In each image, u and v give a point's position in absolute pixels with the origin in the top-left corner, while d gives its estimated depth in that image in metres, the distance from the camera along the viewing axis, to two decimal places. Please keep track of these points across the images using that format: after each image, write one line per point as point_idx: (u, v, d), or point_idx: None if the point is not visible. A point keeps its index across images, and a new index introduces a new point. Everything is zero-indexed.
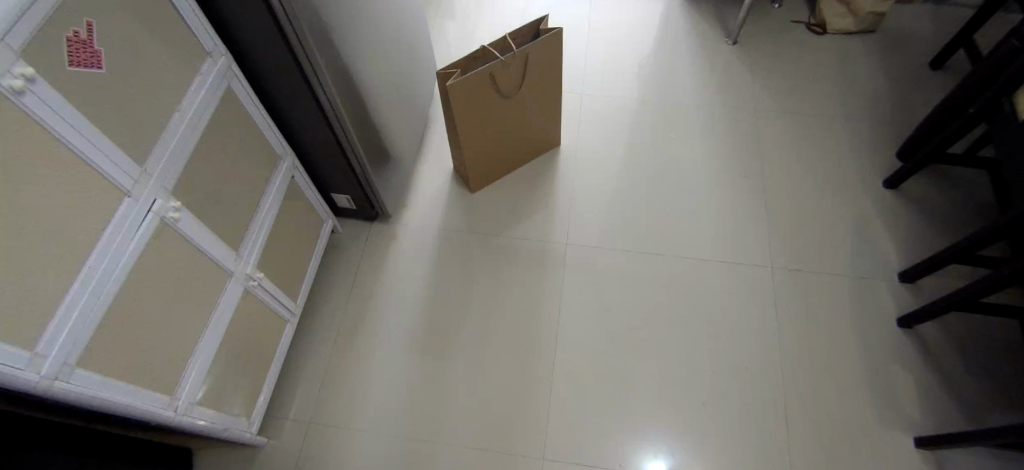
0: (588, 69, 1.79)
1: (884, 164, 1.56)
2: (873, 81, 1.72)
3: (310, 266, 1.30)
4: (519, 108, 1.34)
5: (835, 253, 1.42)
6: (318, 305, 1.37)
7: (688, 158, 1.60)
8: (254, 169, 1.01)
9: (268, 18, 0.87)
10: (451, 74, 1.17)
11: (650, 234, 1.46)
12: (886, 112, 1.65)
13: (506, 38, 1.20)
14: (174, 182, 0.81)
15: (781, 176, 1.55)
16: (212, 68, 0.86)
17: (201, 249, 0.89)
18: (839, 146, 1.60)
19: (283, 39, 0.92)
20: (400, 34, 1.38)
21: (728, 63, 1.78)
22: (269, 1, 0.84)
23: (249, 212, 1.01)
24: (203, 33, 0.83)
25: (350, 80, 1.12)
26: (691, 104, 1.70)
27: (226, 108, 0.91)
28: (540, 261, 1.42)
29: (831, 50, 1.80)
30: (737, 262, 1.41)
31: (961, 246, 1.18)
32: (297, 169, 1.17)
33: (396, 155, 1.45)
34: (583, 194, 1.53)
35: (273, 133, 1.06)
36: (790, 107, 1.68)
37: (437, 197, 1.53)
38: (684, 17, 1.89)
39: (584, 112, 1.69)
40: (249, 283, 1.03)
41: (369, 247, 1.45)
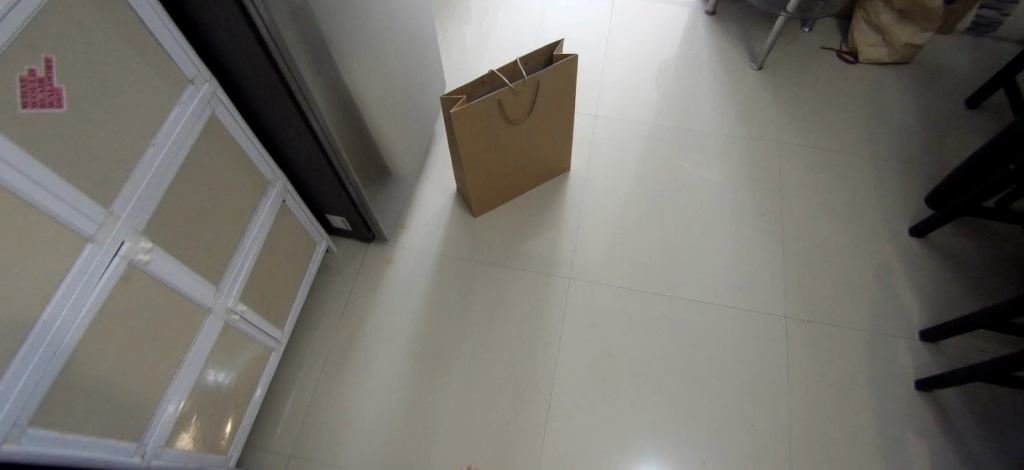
0: (603, 89, 1.71)
1: (911, 210, 1.47)
2: (904, 117, 1.62)
3: (299, 291, 1.25)
4: (528, 135, 1.27)
5: (853, 305, 1.34)
6: (307, 329, 1.31)
7: (705, 191, 1.52)
8: (239, 198, 0.95)
9: (255, 42, 0.81)
10: (457, 100, 1.10)
11: (659, 271, 1.39)
12: (917, 152, 1.55)
13: (516, 64, 1.12)
14: (145, 222, 0.75)
15: (800, 216, 1.47)
16: (194, 96, 0.79)
17: (175, 288, 0.83)
18: (863, 187, 1.51)
19: (272, 63, 0.85)
20: (405, 48, 1.30)
21: (751, 90, 1.69)
22: (254, 23, 0.77)
23: (232, 243, 0.95)
24: (186, 59, 0.77)
25: (346, 102, 1.06)
26: (710, 132, 1.62)
27: (210, 136, 0.85)
28: (541, 295, 1.35)
29: (862, 80, 1.70)
30: (749, 308, 1.34)
31: (992, 313, 1.10)
32: (287, 192, 1.11)
33: (395, 174, 1.38)
34: (591, 224, 1.45)
35: (263, 158, 1.00)
36: (815, 141, 1.59)
37: (436, 219, 1.46)
38: (708, 37, 1.80)
39: (596, 134, 1.61)
40: (229, 317, 0.98)
41: (364, 270, 1.38)
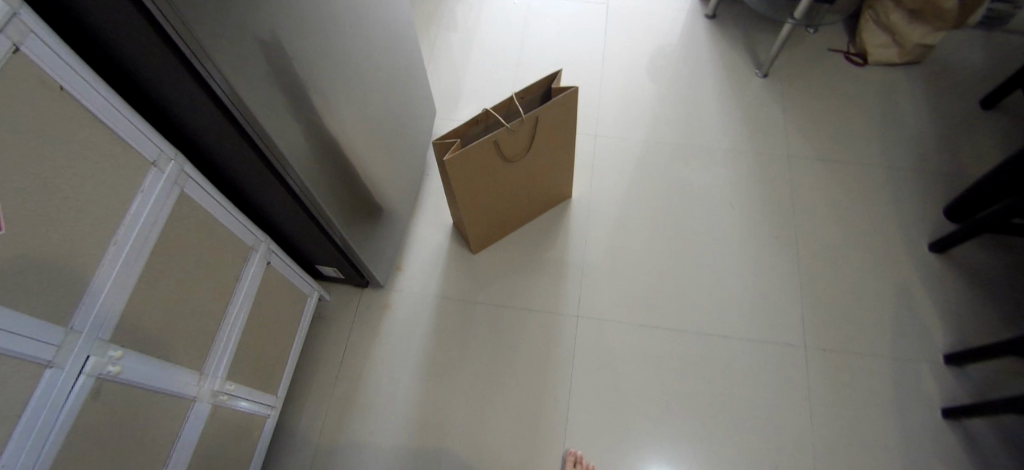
0: (602, 105, 1.63)
1: (929, 225, 1.41)
2: (918, 123, 1.55)
3: (292, 350, 1.18)
4: (527, 170, 1.18)
5: (874, 330, 1.28)
6: (304, 385, 1.24)
7: (714, 213, 1.45)
8: (219, 274, 0.86)
9: (219, 112, 0.71)
10: (450, 144, 1.02)
11: (671, 304, 1.32)
12: (933, 161, 1.49)
13: (512, 100, 1.04)
14: (112, 329, 0.67)
15: (814, 235, 1.41)
16: (158, 179, 0.70)
17: (154, 387, 0.75)
18: (878, 201, 1.45)
19: (240, 131, 0.76)
20: (389, 83, 1.23)
21: (758, 99, 1.62)
22: (216, 93, 0.68)
23: (215, 323, 0.87)
24: (145, 140, 0.67)
25: (323, 153, 0.97)
26: (716, 147, 1.55)
27: (181, 217, 0.76)
28: (549, 335, 1.28)
29: (871, 84, 1.62)
30: (766, 339, 1.28)
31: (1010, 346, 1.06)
32: (272, 253, 1.02)
33: (386, 215, 1.31)
34: (596, 256, 1.38)
35: (241, 224, 0.91)
36: (826, 153, 1.53)
37: (434, 257, 1.39)
38: (710, 43, 1.73)
39: (597, 156, 1.54)
40: (217, 399, 0.90)
41: (360, 317, 1.31)
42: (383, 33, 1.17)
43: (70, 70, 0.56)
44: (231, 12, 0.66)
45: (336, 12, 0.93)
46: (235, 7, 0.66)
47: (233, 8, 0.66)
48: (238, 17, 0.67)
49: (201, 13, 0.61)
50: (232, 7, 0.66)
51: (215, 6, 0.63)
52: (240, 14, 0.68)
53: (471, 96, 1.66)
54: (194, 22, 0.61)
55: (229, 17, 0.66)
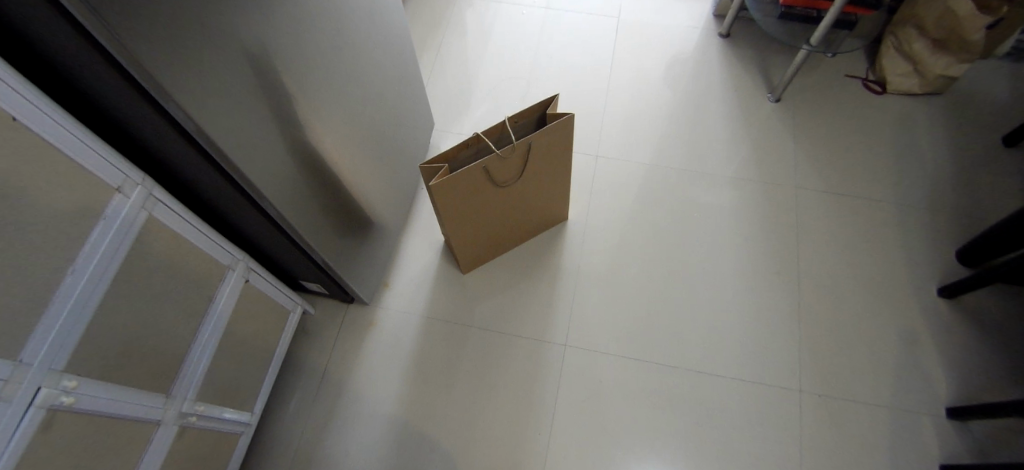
0: (606, 124, 1.59)
1: (939, 267, 1.34)
2: (936, 159, 1.48)
3: (271, 366, 1.16)
4: (520, 195, 1.15)
5: (874, 377, 1.23)
6: (283, 401, 1.22)
7: (715, 244, 1.40)
8: (190, 296, 0.84)
9: (187, 143, 0.68)
10: (438, 169, 0.98)
11: (663, 337, 1.28)
12: (948, 199, 1.42)
13: (504, 125, 1.00)
14: (66, 359, 0.65)
15: (818, 273, 1.36)
16: (122, 205, 0.68)
17: (114, 413, 0.74)
18: (887, 240, 1.39)
19: (210, 161, 0.73)
20: (382, 99, 1.20)
21: (768, 126, 1.56)
22: (184, 126, 0.65)
23: (184, 345, 0.86)
24: (109, 167, 0.65)
25: (305, 174, 0.94)
26: (720, 174, 1.50)
27: (149, 242, 0.74)
28: (535, 363, 1.25)
29: (888, 114, 1.56)
30: (760, 380, 1.23)
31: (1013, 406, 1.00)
32: (251, 270, 1.00)
33: (375, 231, 1.28)
34: (590, 283, 1.35)
35: (217, 244, 0.89)
36: (835, 186, 1.47)
37: (423, 275, 1.36)
38: (722, 64, 1.67)
39: (597, 178, 1.50)
40: (185, 421, 0.89)
41: (345, 333, 1.29)
42: (378, 48, 1.14)
43: (24, 102, 0.53)
44: (201, 39, 0.63)
45: (323, 30, 0.91)
46: (206, 34, 0.63)
47: (203, 34, 0.63)
48: (209, 43, 0.64)
49: (168, 43, 0.58)
50: (202, 33, 0.63)
51: (184, 34, 0.60)
52: (212, 40, 0.65)
53: (473, 111, 1.65)
54: (159, 53, 0.58)
55: (199, 44, 0.63)
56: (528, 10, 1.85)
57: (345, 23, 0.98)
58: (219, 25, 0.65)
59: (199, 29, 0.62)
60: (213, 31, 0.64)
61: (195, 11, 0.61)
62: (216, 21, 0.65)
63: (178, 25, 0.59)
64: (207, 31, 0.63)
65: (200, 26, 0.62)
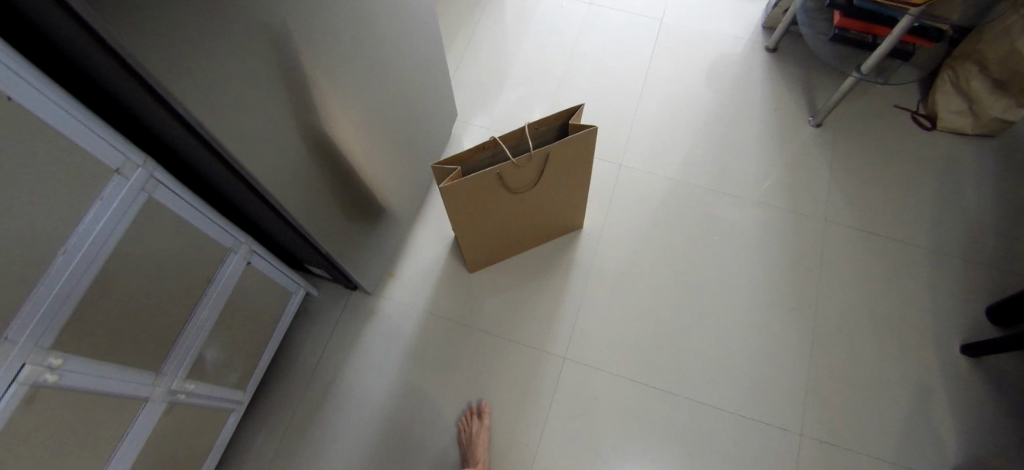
0: (634, 131, 1.54)
1: (966, 323, 1.27)
2: (980, 206, 1.39)
3: (268, 346, 1.16)
4: (533, 202, 1.11)
5: (880, 430, 1.18)
6: (277, 380, 1.23)
7: (731, 271, 1.35)
8: (187, 277, 0.84)
9: (185, 130, 0.67)
10: (450, 171, 0.95)
11: (665, 362, 1.24)
12: (987, 251, 1.34)
13: (523, 130, 0.96)
14: (54, 336, 0.65)
15: (836, 313, 1.30)
16: (120, 186, 0.67)
17: (100, 389, 0.74)
18: (915, 288, 1.32)
19: (210, 150, 0.71)
20: (403, 87, 1.16)
21: (804, 151, 1.49)
22: (181, 116, 0.63)
23: (178, 325, 0.85)
24: (108, 149, 0.63)
25: (315, 162, 0.92)
26: (747, 197, 1.43)
27: (147, 223, 0.73)
28: (531, 372, 1.23)
29: (936, 153, 1.46)
30: (760, 418, 1.19)
31: None
32: (254, 252, 0.99)
33: (385, 220, 1.26)
34: (597, 296, 1.31)
35: (219, 227, 0.87)
36: (868, 224, 1.39)
37: (429, 269, 1.34)
38: (765, 80, 1.59)
39: (617, 188, 1.45)
40: (173, 399, 0.89)
41: (345, 319, 1.29)
42: (403, 35, 1.10)
43: (22, 83, 0.52)
44: (204, 25, 0.60)
45: (345, 15, 0.87)
46: (211, 19, 0.60)
47: (208, 20, 0.60)
48: (213, 29, 0.61)
49: (165, 28, 0.56)
50: (207, 18, 0.60)
51: (184, 19, 0.57)
52: (217, 26, 0.62)
53: (498, 103, 1.60)
54: (153, 38, 0.55)
55: (202, 30, 0.60)
56: (567, 3, 1.78)
57: (369, 8, 0.94)
58: (227, 10, 0.62)
59: (202, 14, 0.59)
60: (219, 16, 0.61)
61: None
62: (223, 5, 0.61)
63: (178, 10, 0.56)
64: (212, 16, 0.60)
65: (203, 11, 0.59)
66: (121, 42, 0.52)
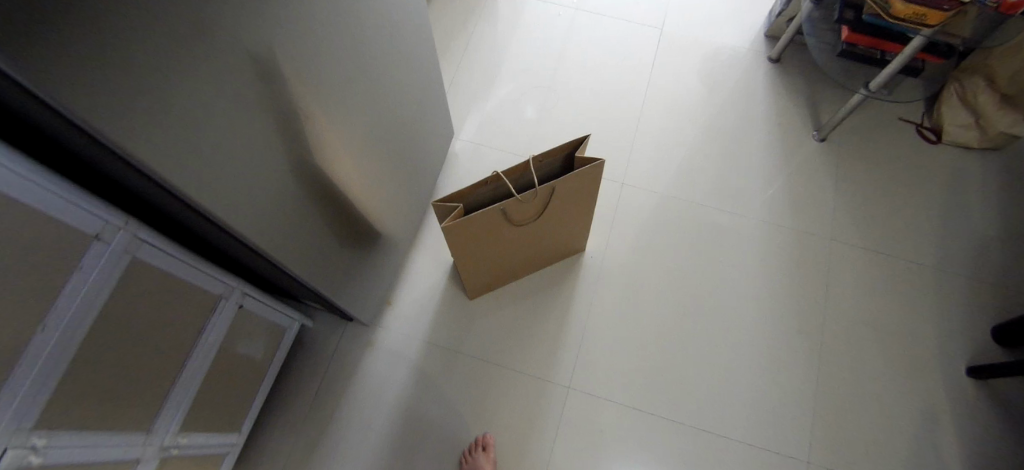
0: (635, 146, 1.50)
1: (972, 343, 1.26)
2: (985, 222, 1.37)
3: (263, 384, 1.12)
4: (536, 233, 1.07)
5: (886, 455, 1.17)
6: (274, 416, 1.19)
7: (736, 293, 1.33)
8: (176, 332, 0.80)
9: (167, 192, 0.62)
10: (452, 209, 0.91)
11: (671, 389, 1.23)
12: (991, 269, 1.33)
13: (527, 165, 0.91)
14: (36, 416, 0.61)
15: (841, 335, 1.28)
16: (100, 253, 0.62)
17: (89, 459, 0.70)
18: (921, 307, 1.30)
19: (193, 208, 0.66)
20: (398, 114, 1.12)
21: (808, 167, 1.46)
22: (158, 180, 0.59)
23: (169, 381, 0.81)
24: (85, 216, 0.59)
25: (306, 203, 0.87)
26: (750, 214, 1.41)
27: (132, 285, 0.69)
28: (534, 402, 1.21)
29: (940, 168, 1.45)
30: (766, 446, 1.18)
31: None
32: (246, 295, 0.95)
33: (381, 249, 1.22)
34: (601, 322, 1.28)
35: (208, 275, 0.83)
36: (873, 242, 1.38)
37: (428, 296, 1.31)
38: (767, 92, 1.56)
39: (619, 208, 1.42)
40: (167, 454, 0.85)
41: (342, 350, 1.25)
42: (397, 60, 1.06)
43: None
44: (178, 84, 0.55)
45: (334, 50, 0.82)
46: (184, 76, 0.56)
47: (181, 78, 0.55)
48: (189, 86, 0.56)
49: (136, 93, 0.51)
50: (180, 76, 0.55)
51: (159, 80, 0.53)
52: (193, 82, 0.57)
53: (496, 119, 1.55)
54: (121, 106, 0.50)
55: (176, 89, 0.55)
56: (563, 11, 1.73)
57: (361, 38, 0.90)
58: (202, 64, 0.57)
59: (174, 73, 0.54)
60: (194, 72, 0.57)
61: (169, 53, 0.53)
62: (198, 60, 0.57)
63: (147, 72, 0.51)
64: (186, 73, 0.56)
65: (175, 69, 0.54)
66: (86, 116, 0.48)
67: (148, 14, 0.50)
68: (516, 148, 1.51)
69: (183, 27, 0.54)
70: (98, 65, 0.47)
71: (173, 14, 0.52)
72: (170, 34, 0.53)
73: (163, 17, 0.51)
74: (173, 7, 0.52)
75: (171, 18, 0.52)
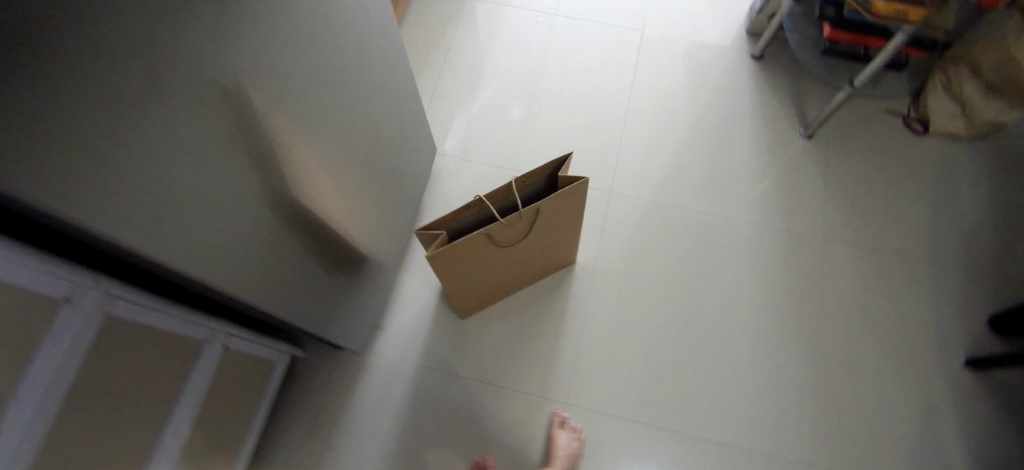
0: (621, 152, 1.49)
1: (969, 334, 1.26)
2: (976, 213, 1.37)
3: (256, 420, 1.10)
4: (525, 252, 1.05)
5: (890, 454, 1.17)
6: (269, 450, 1.17)
7: (731, 297, 1.31)
8: (160, 384, 0.77)
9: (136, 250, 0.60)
10: (436, 236, 0.89)
11: (669, 399, 1.22)
12: (985, 258, 1.32)
13: (510, 187, 0.90)
14: None
15: (838, 334, 1.28)
16: (72, 315, 0.60)
17: None
18: (916, 302, 1.30)
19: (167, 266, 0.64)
20: (379, 138, 1.10)
21: (796, 164, 1.45)
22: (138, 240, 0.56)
23: (155, 430, 0.79)
24: (53, 279, 0.57)
25: (288, 240, 0.85)
26: (741, 216, 1.40)
27: (109, 343, 0.66)
28: (533, 420, 1.19)
29: (928, 158, 1.44)
30: (769, 451, 1.17)
31: None
32: (231, 335, 0.93)
33: (370, 274, 1.20)
34: (596, 335, 1.27)
35: (189, 321, 0.81)
36: (864, 237, 1.37)
37: (420, 317, 1.30)
38: (752, 91, 1.55)
39: (609, 217, 1.40)
40: None
41: (335, 378, 1.23)
42: (374, 85, 1.04)
43: None
44: (151, 147, 0.53)
45: (308, 85, 0.80)
46: (157, 138, 0.53)
47: (153, 141, 0.53)
48: (162, 148, 0.54)
49: (108, 155, 0.48)
50: (153, 139, 0.53)
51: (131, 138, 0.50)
52: (164, 136, 0.54)
53: (480, 131, 1.53)
54: (92, 178, 0.48)
55: (150, 153, 0.53)
56: (541, 18, 1.70)
57: (335, 69, 0.87)
58: (174, 123, 0.55)
59: (146, 136, 0.52)
60: (166, 132, 0.54)
61: (139, 116, 0.51)
62: (169, 120, 0.54)
63: (118, 135, 0.49)
64: (158, 135, 0.53)
65: (148, 133, 0.52)
66: (59, 187, 0.45)
67: (111, 81, 0.47)
68: (502, 161, 1.49)
69: (149, 87, 0.51)
70: (63, 140, 0.44)
71: (137, 77, 0.50)
72: (138, 97, 0.50)
73: (128, 80, 0.49)
74: (137, 69, 0.50)
75: (137, 80, 0.50)
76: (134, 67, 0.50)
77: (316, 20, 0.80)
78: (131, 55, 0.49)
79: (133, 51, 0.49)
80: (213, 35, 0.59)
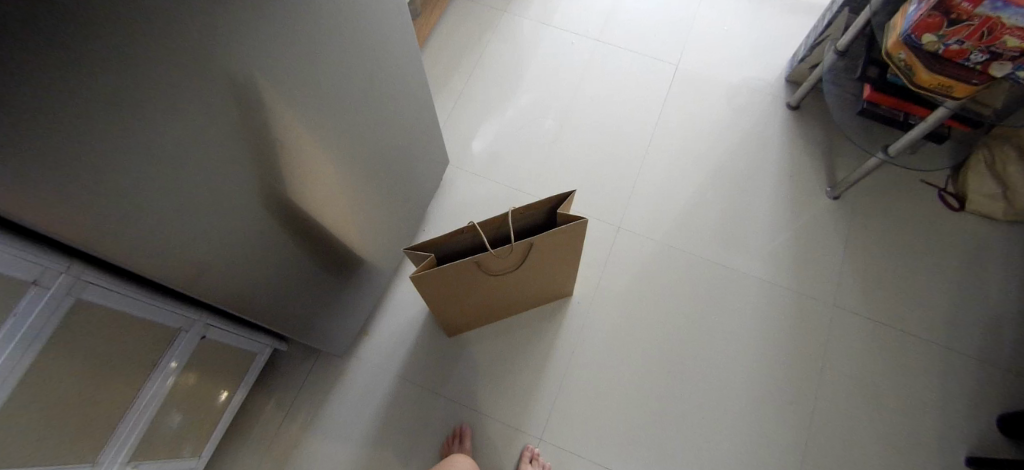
0: (636, 188, 1.45)
1: (975, 430, 1.18)
2: (1003, 302, 1.28)
3: (228, 407, 1.11)
4: (517, 281, 1.03)
5: None
6: (237, 439, 1.18)
7: (728, 354, 1.26)
8: (128, 366, 0.78)
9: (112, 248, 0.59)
10: (423, 257, 0.87)
11: (646, 451, 1.17)
12: (1005, 352, 1.24)
13: (506, 216, 0.87)
14: None
15: (834, 409, 1.21)
16: (38, 297, 0.60)
17: None
18: (924, 388, 1.22)
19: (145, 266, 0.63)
20: (388, 147, 1.09)
21: (816, 225, 1.39)
22: (111, 231, 0.55)
23: (119, 412, 0.79)
24: (25, 263, 0.57)
25: (279, 246, 0.85)
26: (751, 271, 1.34)
27: (77, 325, 0.67)
28: (502, 450, 1.16)
29: (959, 237, 1.36)
30: None
31: None
32: (209, 325, 0.93)
33: (364, 279, 1.20)
34: (581, 373, 1.24)
35: (166, 309, 0.81)
36: (878, 311, 1.30)
37: (407, 329, 1.28)
38: (781, 142, 1.49)
39: (614, 253, 1.37)
40: None
41: (314, 377, 1.23)
42: (390, 94, 1.03)
43: None
44: (132, 145, 0.52)
45: (321, 93, 0.79)
46: (142, 138, 0.52)
47: (137, 140, 0.52)
48: (146, 148, 0.53)
49: (84, 148, 0.48)
50: (141, 139, 0.52)
51: (117, 133, 0.50)
52: (160, 138, 0.54)
53: (496, 147, 1.51)
54: (66, 168, 0.48)
55: (134, 152, 0.52)
56: (577, 40, 1.68)
57: (350, 79, 0.87)
58: (167, 126, 0.55)
59: (126, 134, 0.51)
60: (155, 133, 0.53)
61: (125, 115, 0.50)
62: (163, 123, 0.54)
63: (103, 129, 0.49)
64: (144, 135, 0.53)
65: (130, 131, 0.51)
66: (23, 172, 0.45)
67: (109, 79, 0.47)
68: (513, 180, 1.47)
69: (144, 89, 0.51)
70: (47, 130, 0.45)
71: (135, 77, 0.49)
72: (128, 97, 0.49)
73: (123, 80, 0.48)
74: (139, 71, 0.50)
75: (133, 81, 0.49)
76: (135, 68, 0.49)
77: (337, 29, 0.79)
78: (136, 57, 0.49)
79: (139, 53, 0.49)
80: (234, 37, 0.59)
